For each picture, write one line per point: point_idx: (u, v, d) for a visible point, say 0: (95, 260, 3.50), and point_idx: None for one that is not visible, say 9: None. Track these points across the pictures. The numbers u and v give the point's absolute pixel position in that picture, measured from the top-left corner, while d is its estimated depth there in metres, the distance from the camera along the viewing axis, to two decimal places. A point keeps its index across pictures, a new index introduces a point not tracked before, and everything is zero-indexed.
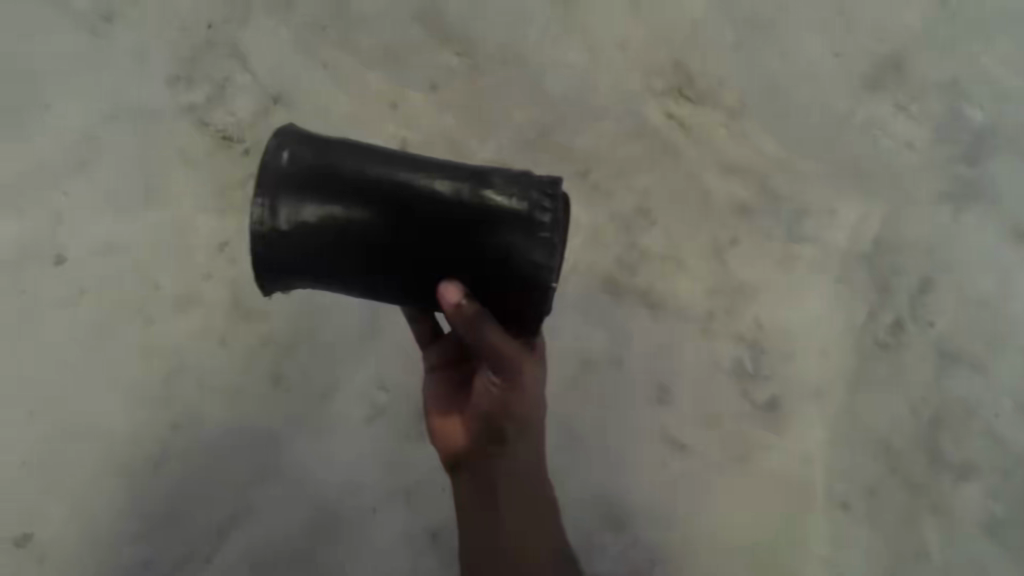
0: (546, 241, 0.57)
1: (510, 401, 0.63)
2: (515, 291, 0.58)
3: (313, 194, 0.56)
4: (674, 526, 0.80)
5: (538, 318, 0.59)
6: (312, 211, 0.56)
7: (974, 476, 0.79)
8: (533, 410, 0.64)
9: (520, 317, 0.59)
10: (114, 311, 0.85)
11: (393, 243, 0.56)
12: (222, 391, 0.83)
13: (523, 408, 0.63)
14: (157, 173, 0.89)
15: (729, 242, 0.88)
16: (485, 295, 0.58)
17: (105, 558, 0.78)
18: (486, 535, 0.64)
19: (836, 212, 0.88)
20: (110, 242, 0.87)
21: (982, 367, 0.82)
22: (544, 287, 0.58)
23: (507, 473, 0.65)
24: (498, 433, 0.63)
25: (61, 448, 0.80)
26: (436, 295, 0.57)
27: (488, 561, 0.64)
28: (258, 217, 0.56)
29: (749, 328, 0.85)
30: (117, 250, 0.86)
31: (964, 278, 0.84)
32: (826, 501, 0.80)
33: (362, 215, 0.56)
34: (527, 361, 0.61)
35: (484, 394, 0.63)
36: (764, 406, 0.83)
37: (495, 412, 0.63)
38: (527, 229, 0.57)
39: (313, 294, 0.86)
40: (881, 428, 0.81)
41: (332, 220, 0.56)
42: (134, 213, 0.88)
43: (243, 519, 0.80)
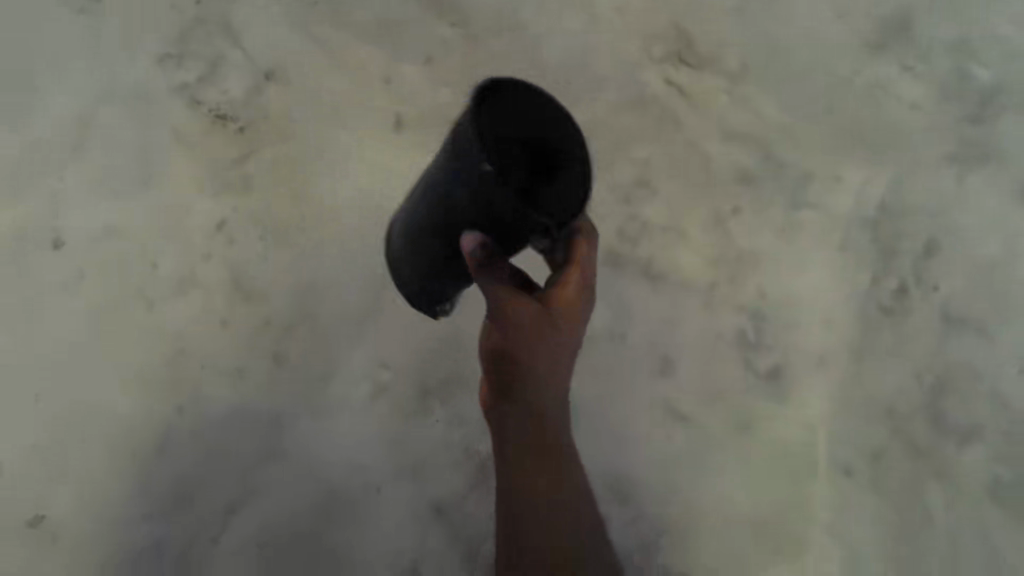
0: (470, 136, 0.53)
1: (532, 344, 0.62)
2: (487, 207, 0.55)
3: (404, 227, 0.70)
4: (677, 495, 0.80)
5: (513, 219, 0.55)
6: (407, 240, 0.70)
7: (978, 442, 0.79)
8: (557, 354, 0.63)
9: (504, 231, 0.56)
10: (114, 294, 0.85)
11: (438, 230, 0.64)
12: (225, 371, 0.83)
13: (547, 352, 0.63)
14: (152, 155, 0.88)
15: (732, 212, 0.87)
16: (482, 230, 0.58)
17: (116, 536, 0.79)
18: (515, 481, 0.66)
19: (841, 178, 0.87)
20: (107, 225, 0.86)
21: (988, 331, 0.82)
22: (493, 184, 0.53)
23: (532, 421, 0.65)
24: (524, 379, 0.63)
25: (71, 431, 0.81)
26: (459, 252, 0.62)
27: (518, 508, 0.65)
28: (396, 263, 0.76)
29: (751, 298, 0.85)
30: (114, 233, 0.86)
31: (968, 242, 0.84)
32: (831, 469, 0.80)
33: (420, 222, 0.66)
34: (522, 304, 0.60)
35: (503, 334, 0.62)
36: (766, 375, 0.83)
37: (518, 355, 0.62)
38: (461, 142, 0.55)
39: (316, 275, 0.86)
40: (887, 395, 0.82)
41: (415, 238, 0.69)
42: (130, 195, 0.87)
43: (250, 497, 0.80)
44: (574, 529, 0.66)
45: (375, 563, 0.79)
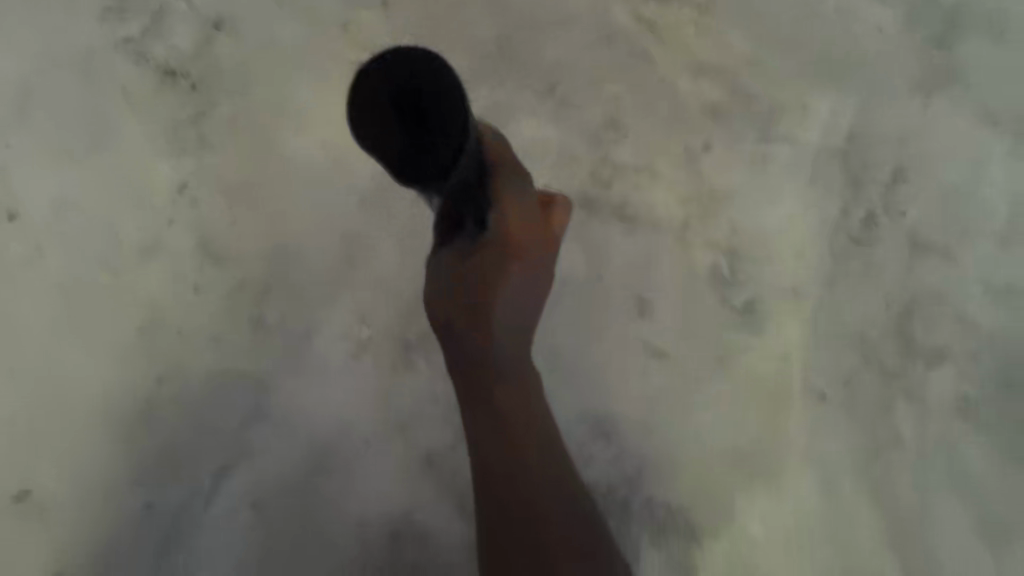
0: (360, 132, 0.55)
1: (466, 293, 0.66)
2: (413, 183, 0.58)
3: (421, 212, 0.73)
4: (659, 431, 0.82)
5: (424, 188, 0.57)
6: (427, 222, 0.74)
7: (945, 361, 0.82)
8: (494, 300, 0.66)
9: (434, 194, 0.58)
10: (79, 265, 0.82)
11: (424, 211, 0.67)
12: (202, 338, 0.83)
13: (482, 300, 0.65)
14: (104, 118, 0.84)
15: (703, 148, 0.87)
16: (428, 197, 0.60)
17: (106, 505, 0.79)
18: (486, 437, 0.65)
19: (810, 108, 0.87)
20: (63, 195, 0.83)
21: (953, 254, 0.84)
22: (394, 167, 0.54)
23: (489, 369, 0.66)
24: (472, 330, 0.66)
25: (42, 408, 0.80)
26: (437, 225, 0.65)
27: (495, 464, 0.64)
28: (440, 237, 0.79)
29: (725, 235, 0.86)
30: (72, 202, 0.83)
31: (934, 167, 0.85)
32: (805, 396, 0.83)
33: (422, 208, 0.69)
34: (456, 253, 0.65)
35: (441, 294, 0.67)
36: (742, 309, 0.85)
37: (462, 309, 0.66)
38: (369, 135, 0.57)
39: (286, 236, 0.85)
40: (857, 322, 0.84)
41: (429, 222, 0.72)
42: (84, 161, 0.84)
43: (240, 461, 0.81)
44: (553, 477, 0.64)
45: (369, 514, 0.81)
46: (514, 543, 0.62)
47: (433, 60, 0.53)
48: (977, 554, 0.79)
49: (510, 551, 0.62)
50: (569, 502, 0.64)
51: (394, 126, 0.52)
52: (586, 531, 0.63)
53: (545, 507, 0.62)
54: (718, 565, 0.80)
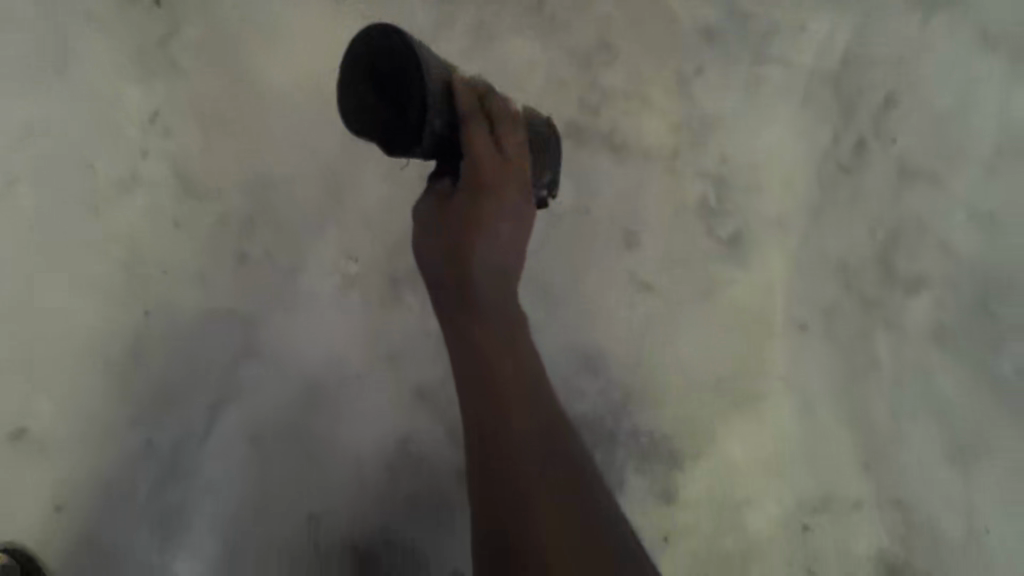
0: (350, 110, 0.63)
1: (445, 231, 0.65)
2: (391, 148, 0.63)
3: None
4: (643, 362, 0.84)
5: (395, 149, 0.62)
6: None
7: (925, 290, 0.83)
8: (473, 238, 0.64)
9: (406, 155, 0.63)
10: (53, 194, 0.77)
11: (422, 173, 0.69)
12: (186, 272, 0.82)
13: (461, 238, 0.64)
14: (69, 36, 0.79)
15: (695, 73, 0.86)
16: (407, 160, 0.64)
17: (105, 441, 0.78)
18: (468, 376, 0.62)
19: (805, 30, 0.86)
20: (30, 119, 0.76)
21: (940, 179, 0.84)
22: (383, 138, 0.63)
23: (472, 310, 0.64)
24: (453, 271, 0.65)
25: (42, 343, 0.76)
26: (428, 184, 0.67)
27: (473, 402, 0.61)
28: None
29: (714, 164, 0.86)
30: (40, 127, 0.77)
31: (927, 90, 0.84)
32: (786, 324, 0.85)
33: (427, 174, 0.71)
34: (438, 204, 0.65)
35: (423, 235, 0.66)
36: (728, 241, 0.85)
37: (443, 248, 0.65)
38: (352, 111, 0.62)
39: (266, 170, 0.84)
40: (842, 251, 0.85)
41: None
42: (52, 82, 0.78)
43: (235, 395, 0.82)
44: (535, 420, 0.60)
45: (366, 444, 0.83)
46: (488, 483, 0.57)
47: (394, 37, 0.59)
48: (943, 474, 0.80)
49: (484, 494, 0.57)
50: (549, 447, 0.59)
51: (381, 105, 0.62)
52: (569, 479, 0.58)
53: (522, 448, 0.58)
54: (701, 489, 0.82)
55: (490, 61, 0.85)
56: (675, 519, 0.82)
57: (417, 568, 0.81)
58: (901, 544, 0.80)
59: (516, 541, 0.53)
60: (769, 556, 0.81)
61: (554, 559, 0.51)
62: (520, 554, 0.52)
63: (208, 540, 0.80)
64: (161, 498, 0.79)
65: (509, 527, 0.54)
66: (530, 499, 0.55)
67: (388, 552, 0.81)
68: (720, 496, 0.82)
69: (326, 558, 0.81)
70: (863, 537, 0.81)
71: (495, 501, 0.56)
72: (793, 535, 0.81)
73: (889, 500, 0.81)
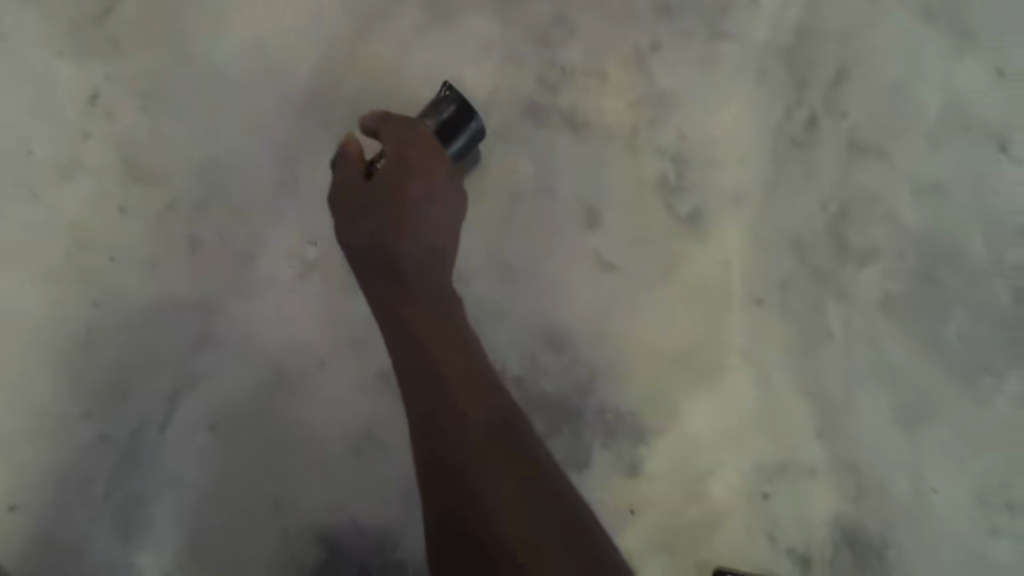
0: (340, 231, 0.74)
1: (375, 213, 0.72)
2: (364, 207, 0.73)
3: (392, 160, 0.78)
4: (607, 339, 0.85)
5: (368, 207, 0.72)
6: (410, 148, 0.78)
7: (874, 261, 0.86)
8: (402, 218, 0.71)
9: (366, 204, 0.73)
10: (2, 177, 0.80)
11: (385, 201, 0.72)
12: (134, 260, 0.81)
13: (390, 219, 0.71)
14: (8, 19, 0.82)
15: (652, 48, 0.87)
16: (368, 202, 0.72)
17: (53, 436, 0.78)
18: (407, 361, 0.68)
19: (758, 5, 0.88)
20: None
21: (889, 154, 0.86)
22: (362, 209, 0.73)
23: (404, 287, 0.71)
24: (383, 255, 0.71)
25: None
26: (382, 207, 0.72)
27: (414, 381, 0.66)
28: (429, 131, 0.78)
29: (672, 141, 0.87)
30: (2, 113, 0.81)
31: (875, 64, 0.87)
32: (744, 298, 0.86)
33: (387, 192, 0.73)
34: (390, 230, 0.71)
35: (352, 224, 0.73)
36: (688, 218, 0.86)
37: (374, 232, 0.71)
38: (344, 225, 0.73)
39: (216, 152, 0.82)
40: (797, 225, 0.86)
41: None
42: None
43: (191, 387, 0.80)
44: (473, 387, 0.65)
45: (329, 430, 0.81)
46: (435, 460, 0.62)
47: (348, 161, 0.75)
48: (893, 436, 0.84)
49: (432, 470, 0.62)
50: (489, 410, 0.64)
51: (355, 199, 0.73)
52: (510, 437, 0.63)
53: (464, 417, 0.63)
54: (664, 462, 0.84)
55: (447, 41, 0.85)
56: (639, 491, 0.84)
57: (388, 550, 0.80)
58: (854, 506, 0.83)
59: (466, 509, 0.59)
60: (728, 523, 0.84)
61: (521, 548, 0.56)
62: (472, 518, 0.58)
63: (173, 533, 0.79)
64: (121, 490, 0.78)
65: (468, 519, 0.59)
66: (477, 464, 0.61)
67: (359, 538, 0.80)
68: (684, 468, 0.84)
69: (295, 545, 0.80)
70: (818, 501, 0.84)
71: (445, 472, 0.61)
72: (751, 502, 0.84)
73: (843, 464, 0.84)
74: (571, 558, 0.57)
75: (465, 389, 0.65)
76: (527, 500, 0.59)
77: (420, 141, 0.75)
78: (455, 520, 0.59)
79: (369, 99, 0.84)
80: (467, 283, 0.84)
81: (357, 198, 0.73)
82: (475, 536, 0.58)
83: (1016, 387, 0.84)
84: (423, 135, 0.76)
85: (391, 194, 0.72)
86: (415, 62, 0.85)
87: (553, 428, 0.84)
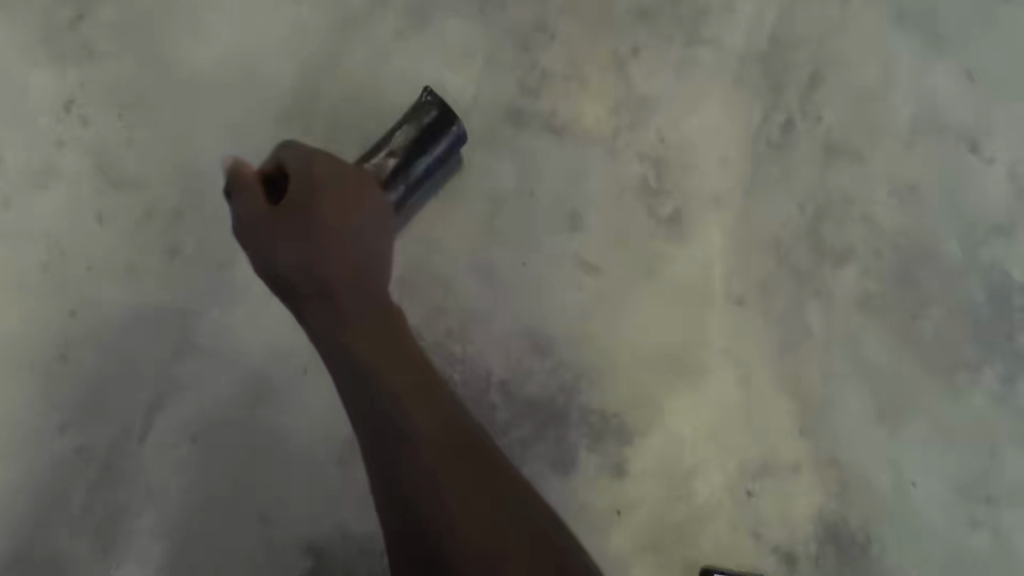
0: (259, 260, 0.71)
1: (299, 236, 0.70)
2: (282, 231, 0.70)
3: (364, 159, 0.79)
4: (590, 342, 0.85)
5: (287, 231, 0.70)
6: (387, 151, 0.79)
7: (851, 261, 0.87)
8: (329, 238, 0.70)
9: (283, 227, 0.70)
10: None
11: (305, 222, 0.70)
12: (110, 268, 0.79)
13: (315, 242, 0.70)
14: None
15: (631, 53, 0.88)
16: (286, 225, 0.70)
17: (29, 450, 0.77)
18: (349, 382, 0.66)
19: (734, 10, 0.89)
20: None
21: (863, 157, 0.88)
22: (282, 234, 0.70)
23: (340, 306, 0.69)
24: (313, 278, 0.69)
25: None
26: (305, 229, 0.70)
27: (360, 404, 0.65)
28: (409, 137, 0.80)
29: (653, 145, 0.87)
30: None
31: (848, 68, 0.88)
32: (726, 299, 0.87)
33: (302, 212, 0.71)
34: (316, 252, 0.69)
35: (272, 253, 0.70)
36: (669, 220, 0.87)
37: (299, 256, 0.69)
38: (261, 253, 0.70)
39: (194, 159, 0.81)
40: (776, 226, 0.87)
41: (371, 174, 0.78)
42: None
43: (172, 396, 0.79)
44: (421, 398, 0.65)
45: (313, 438, 0.80)
46: (394, 481, 0.62)
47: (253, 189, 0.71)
48: (873, 435, 0.85)
49: (392, 492, 0.62)
50: (441, 418, 0.64)
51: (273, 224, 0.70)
52: (463, 442, 0.64)
53: (413, 433, 0.63)
54: (649, 463, 0.84)
55: (427, 47, 0.85)
56: (626, 492, 0.84)
57: (374, 558, 0.79)
58: (837, 502, 0.84)
59: (433, 525, 0.60)
60: (714, 523, 0.84)
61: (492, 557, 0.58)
62: (440, 535, 0.59)
63: (154, 546, 0.77)
64: (100, 503, 0.77)
65: (435, 535, 0.59)
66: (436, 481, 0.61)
67: (345, 546, 0.79)
68: (670, 469, 0.84)
69: (280, 555, 0.78)
70: (803, 498, 0.85)
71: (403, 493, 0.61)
72: (736, 501, 0.84)
73: (826, 461, 0.85)
74: (541, 556, 0.59)
75: (414, 405, 0.64)
76: (491, 505, 0.61)
77: (326, 161, 0.73)
78: (424, 538, 0.60)
79: (349, 105, 0.84)
80: (451, 287, 0.84)
81: (275, 222, 0.70)
82: (445, 551, 0.59)
83: (991, 382, 0.86)
84: (326, 155, 0.74)
85: (314, 214, 0.70)
86: (395, 68, 0.85)
87: (539, 431, 0.84)
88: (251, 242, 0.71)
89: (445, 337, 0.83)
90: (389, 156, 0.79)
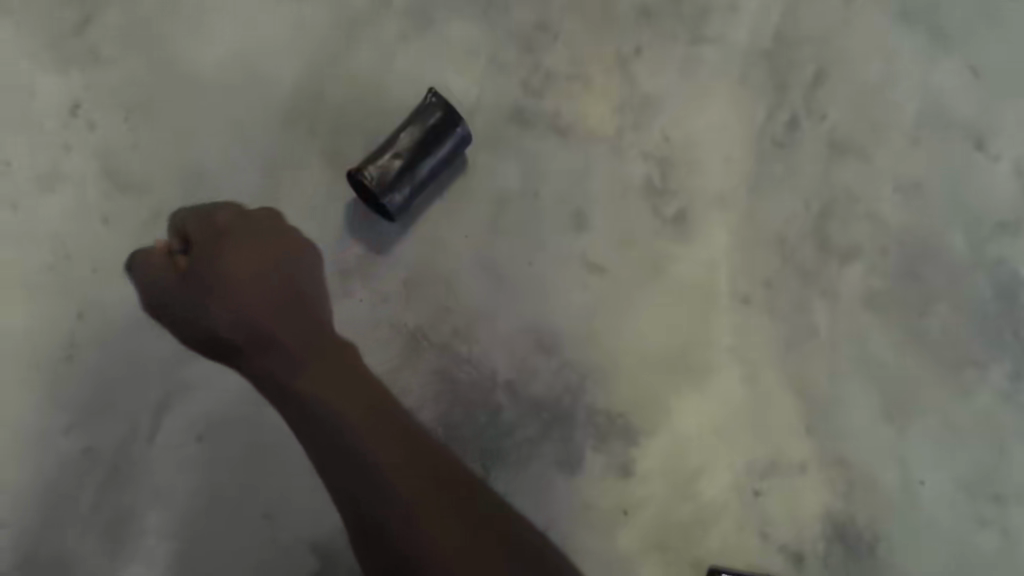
0: (187, 330, 0.67)
1: (219, 293, 0.66)
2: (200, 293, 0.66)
3: (369, 161, 0.80)
4: (594, 340, 0.85)
5: (205, 289, 0.66)
6: (391, 152, 0.80)
7: (857, 259, 0.87)
8: (248, 290, 0.66)
9: (200, 291, 0.66)
10: None
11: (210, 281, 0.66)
12: (116, 270, 0.80)
13: (233, 297, 0.65)
14: None
15: (635, 52, 0.88)
16: (197, 288, 0.66)
17: (39, 451, 0.77)
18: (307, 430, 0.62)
19: (738, 8, 0.89)
20: None
21: (868, 154, 0.87)
22: (198, 301, 0.66)
23: (292, 352, 0.65)
24: (243, 325, 0.65)
25: None
26: (214, 287, 0.66)
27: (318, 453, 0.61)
28: (413, 139, 0.80)
29: (657, 144, 0.87)
30: None
31: (853, 65, 0.88)
32: (731, 298, 0.86)
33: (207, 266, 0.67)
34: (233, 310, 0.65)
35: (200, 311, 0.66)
36: (673, 219, 0.87)
37: (226, 315, 0.65)
38: (189, 321, 0.67)
39: (198, 161, 0.81)
40: (781, 224, 0.87)
41: (375, 177, 0.79)
42: None
43: (178, 396, 0.79)
44: (378, 432, 0.61)
45: None
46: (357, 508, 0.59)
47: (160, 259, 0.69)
48: (881, 434, 0.85)
49: (358, 518, 0.59)
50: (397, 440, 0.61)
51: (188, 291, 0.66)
52: (419, 448, 0.61)
53: (373, 458, 0.59)
54: (655, 462, 0.84)
55: (430, 48, 0.85)
56: (632, 491, 0.84)
57: None
58: (844, 500, 0.84)
59: (411, 547, 0.56)
60: (720, 521, 0.84)
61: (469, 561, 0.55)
62: (416, 554, 0.56)
63: (162, 546, 0.78)
64: (109, 504, 0.78)
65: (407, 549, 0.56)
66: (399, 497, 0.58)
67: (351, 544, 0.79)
68: (676, 468, 0.84)
69: (287, 553, 0.79)
70: (810, 496, 0.84)
71: (372, 516, 0.58)
72: (742, 499, 0.84)
73: (832, 460, 0.85)
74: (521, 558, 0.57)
75: (372, 437, 0.60)
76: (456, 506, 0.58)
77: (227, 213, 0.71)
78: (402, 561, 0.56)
79: (353, 106, 0.84)
80: (456, 287, 0.84)
81: (189, 288, 0.66)
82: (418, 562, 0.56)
83: (998, 380, 0.85)
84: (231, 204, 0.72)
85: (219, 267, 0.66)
86: (399, 69, 0.85)
87: (544, 430, 0.84)
88: (177, 314, 0.67)
89: (451, 337, 0.83)
90: (395, 157, 0.80)
